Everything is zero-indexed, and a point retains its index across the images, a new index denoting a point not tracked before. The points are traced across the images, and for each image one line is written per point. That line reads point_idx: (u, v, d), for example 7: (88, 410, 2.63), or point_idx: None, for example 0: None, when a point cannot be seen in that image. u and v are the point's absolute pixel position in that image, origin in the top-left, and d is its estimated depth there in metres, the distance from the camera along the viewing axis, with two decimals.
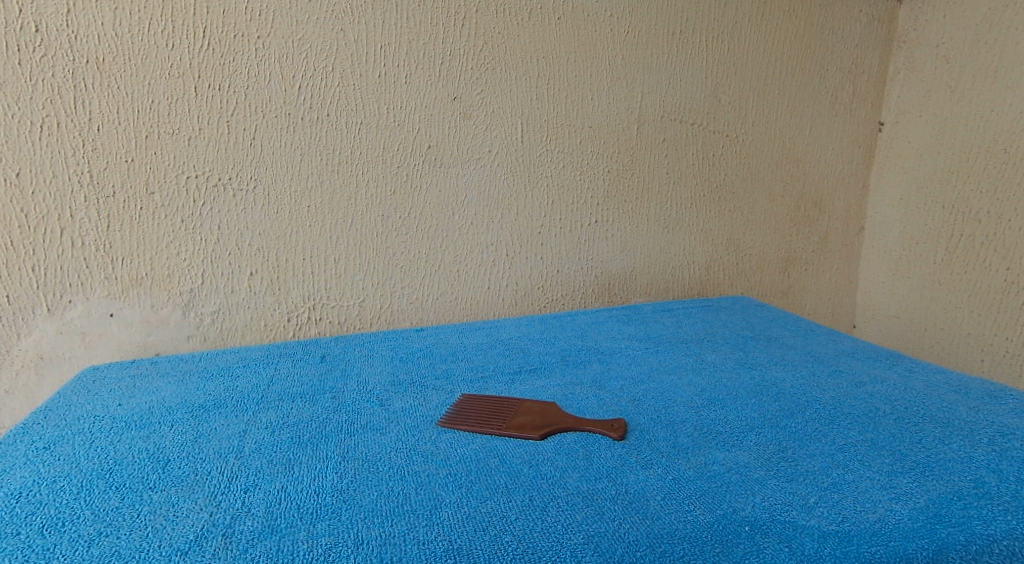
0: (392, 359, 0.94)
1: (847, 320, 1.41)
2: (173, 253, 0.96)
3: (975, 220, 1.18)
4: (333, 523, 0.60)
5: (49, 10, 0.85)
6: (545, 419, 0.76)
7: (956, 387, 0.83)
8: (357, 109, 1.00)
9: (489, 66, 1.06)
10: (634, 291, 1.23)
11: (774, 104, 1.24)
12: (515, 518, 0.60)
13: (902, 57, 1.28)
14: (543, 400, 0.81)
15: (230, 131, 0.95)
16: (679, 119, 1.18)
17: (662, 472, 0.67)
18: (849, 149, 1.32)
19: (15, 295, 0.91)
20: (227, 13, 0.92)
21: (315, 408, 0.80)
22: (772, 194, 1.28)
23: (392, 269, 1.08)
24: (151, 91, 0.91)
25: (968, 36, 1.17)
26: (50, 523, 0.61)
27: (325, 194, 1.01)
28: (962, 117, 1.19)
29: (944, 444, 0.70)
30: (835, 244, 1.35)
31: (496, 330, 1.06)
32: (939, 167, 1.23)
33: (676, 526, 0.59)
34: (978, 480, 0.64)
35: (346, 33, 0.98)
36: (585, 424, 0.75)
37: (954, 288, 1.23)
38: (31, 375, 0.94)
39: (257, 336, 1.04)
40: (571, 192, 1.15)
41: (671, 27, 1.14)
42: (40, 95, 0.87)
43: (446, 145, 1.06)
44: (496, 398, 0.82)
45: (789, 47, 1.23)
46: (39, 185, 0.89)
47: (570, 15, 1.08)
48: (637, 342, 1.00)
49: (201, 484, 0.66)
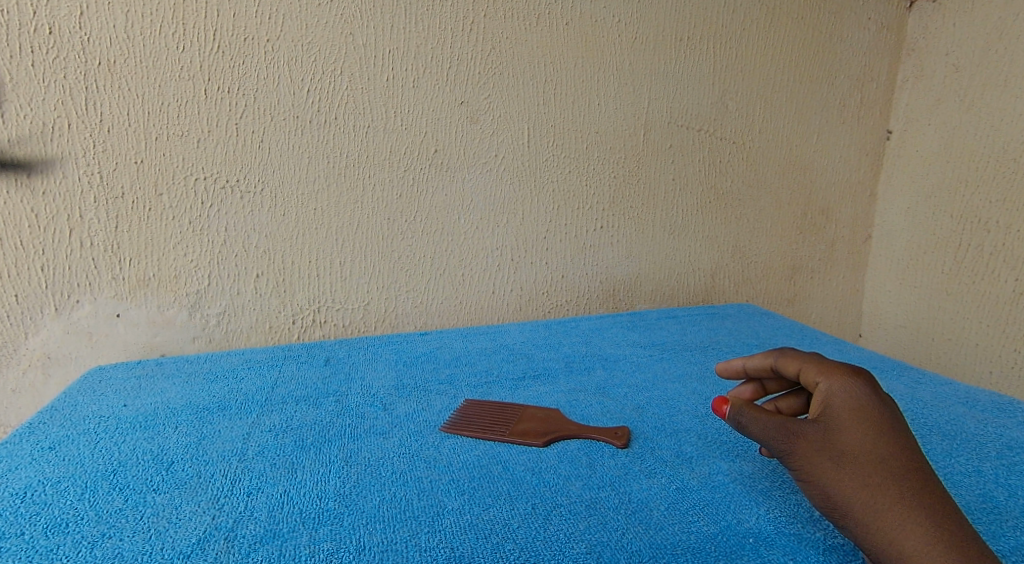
0: (396, 363, 0.95)
1: (853, 329, 1.40)
2: (180, 255, 0.97)
3: (984, 229, 1.17)
4: (335, 529, 0.60)
5: (62, 12, 0.86)
6: (547, 426, 0.76)
7: (964, 400, 0.83)
8: (365, 112, 1.01)
9: (497, 71, 1.06)
10: (638, 297, 1.23)
11: (781, 111, 1.24)
12: (517, 526, 0.60)
13: (911, 65, 1.28)
14: (546, 407, 0.81)
15: (238, 134, 0.96)
16: (685, 126, 1.18)
17: (666, 481, 0.66)
18: (857, 157, 1.31)
19: (23, 294, 0.91)
20: (237, 17, 0.93)
21: (318, 411, 0.80)
22: (778, 201, 1.28)
23: (397, 272, 1.08)
24: (161, 93, 0.92)
25: (978, 44, 1.16)
26: (53, 524, 0.61)
27: (331, 197, 1.02)
28: (971, 126, 1.18)
29: (951, 457, 0.70)
30: (842, 252, 1.35)
31: (501, 335, 1.06)
32: (948, 176, 1.22)
33: (679, 537, 0.59)
34: (986, 495, 0.63)
35: (354, 37, 0.98)
36: (587, 432, 0.75)
37: (962, 298, 1.22)
38: (38, 374, 0.94)
39: (262, 338, 1.04)
40: (576, 198, 1.15)
41: (679, 33, 1.14)
42: (51, 96, 0.87)
43: (452, 150, 1.06)
44: (499, 404, 0.82)
45: (797, 54, 1.23)
46: (49, 185, 0.89)
47: (578, 21, 1.08)
48: (641, 349, 1.00)
49: (204, 487, 0.66)
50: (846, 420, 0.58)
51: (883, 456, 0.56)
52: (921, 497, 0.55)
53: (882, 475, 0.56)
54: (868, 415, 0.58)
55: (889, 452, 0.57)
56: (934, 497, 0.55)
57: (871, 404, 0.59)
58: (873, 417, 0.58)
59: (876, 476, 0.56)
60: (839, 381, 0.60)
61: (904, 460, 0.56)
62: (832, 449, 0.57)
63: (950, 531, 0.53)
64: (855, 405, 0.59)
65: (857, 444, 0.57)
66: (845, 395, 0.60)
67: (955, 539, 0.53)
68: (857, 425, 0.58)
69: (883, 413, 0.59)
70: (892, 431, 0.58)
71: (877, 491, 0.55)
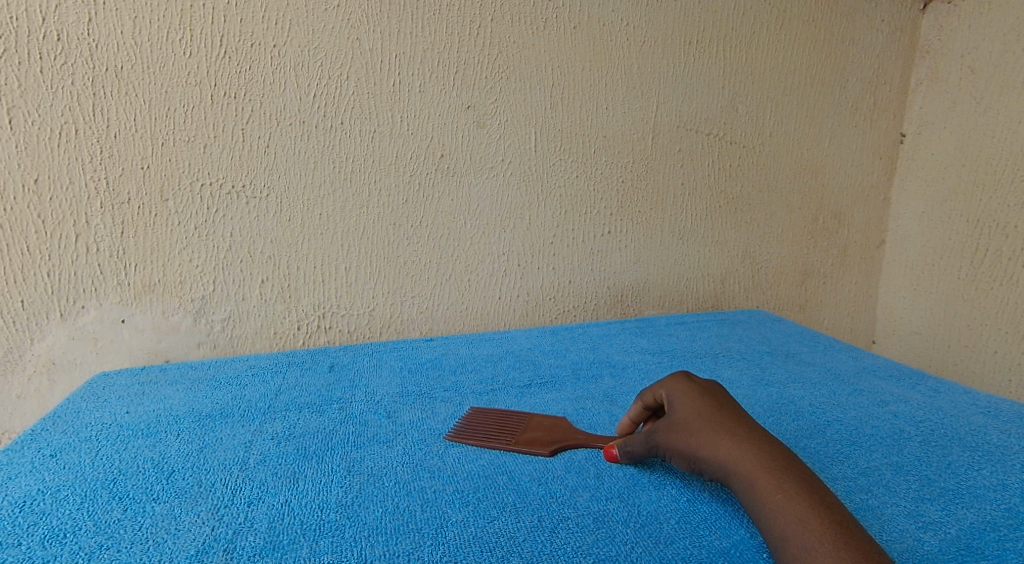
0: (401, 370, 0.93)
1: (867, 336, 1.38)
2: (185, 260, 0.96)
3: (1002, 234, 1.15)
4: (336, 540, 0.59)
5: (70, 18, 0.86)
6: (553, 436, 0.75)
7: (984, 410, 0.80)
8: (370, 117, 1.00)
9: (504, 75, 1.05)
10: (647, 302, 1.21)
11: (792, 115, 1.22)
12: (523, 539, 0.58)
13: (926, 68, 1.25)
14: (554, 416, 0.79)
15: (244, 139, 0.95)
16: (694, 130, 1.17)
17: (676, 493, 0.65)
18: (869, 160, 1.29)
19: (29, 300, 0.91)
20: (244, 22, 0.92)
21: (321, 419, 0.79)
22: (789, 205, 1.26)
23: (403, 278, 1.06)
24: (167, 99, 0.91)
25: (994, 46, 1.14)
26: (51, 534, 0.60)
27: (337, 202, 1.01)
28: (987, 129, 1.16)
29: (973, 470, 0.67)
30: (855, 258, 1.33)
31: (507, 342, 1.04)
32: (963, 180, 1.20)
33: (690, 551, 0.57)
34: (1011, 510, 0.61)
35: (360, 42, 0.97)
36: (594, 441, 0.73)
37: (979, 304, 1.19)
38: (43, 380, 0.93)
39: (267, 344, 1.03)
40: (584, 203, 1.13)
41: (688, 37, 1.13)
42: (58, 102, 0.87)
43: (458, 154, 1.05)
44: (506, 411, 0.80)
45: (808, 58, 1.21)
46: (56, 191, 0.89)
47: (585, 25, 1.07)
48: (650, 356, 0.98)
49: (204, 496, 0.65)
50: (677, 400, 0.68)
51: (706, 410, 0.65)
52: (737, 429, 0.62)
53: (704, 421, 0.64)
54: (696, 392, 0.68)
55: (711, 407, 0.65)
56: (748, 429, 0.63)
57: (694, 385, 0.69)
58: (697, 391, 0.68)
59: (701, 424, 0.64)
60: (676, 380, 0.70)
61: (729, 413, 0.64)
62: (668, 419, 0.66)
63: (758, 448, 0.60)
64: (685, 389, 0.69)
65: (686, 409, 0.66)
66: (678, 387, 0.69)
67: (763, 452, 0.60)
68: (687, 399, 0.67)
69: (710, 390, 0.68)
70: (715, 397, 0.67)
71: (700, 432, 0.63)
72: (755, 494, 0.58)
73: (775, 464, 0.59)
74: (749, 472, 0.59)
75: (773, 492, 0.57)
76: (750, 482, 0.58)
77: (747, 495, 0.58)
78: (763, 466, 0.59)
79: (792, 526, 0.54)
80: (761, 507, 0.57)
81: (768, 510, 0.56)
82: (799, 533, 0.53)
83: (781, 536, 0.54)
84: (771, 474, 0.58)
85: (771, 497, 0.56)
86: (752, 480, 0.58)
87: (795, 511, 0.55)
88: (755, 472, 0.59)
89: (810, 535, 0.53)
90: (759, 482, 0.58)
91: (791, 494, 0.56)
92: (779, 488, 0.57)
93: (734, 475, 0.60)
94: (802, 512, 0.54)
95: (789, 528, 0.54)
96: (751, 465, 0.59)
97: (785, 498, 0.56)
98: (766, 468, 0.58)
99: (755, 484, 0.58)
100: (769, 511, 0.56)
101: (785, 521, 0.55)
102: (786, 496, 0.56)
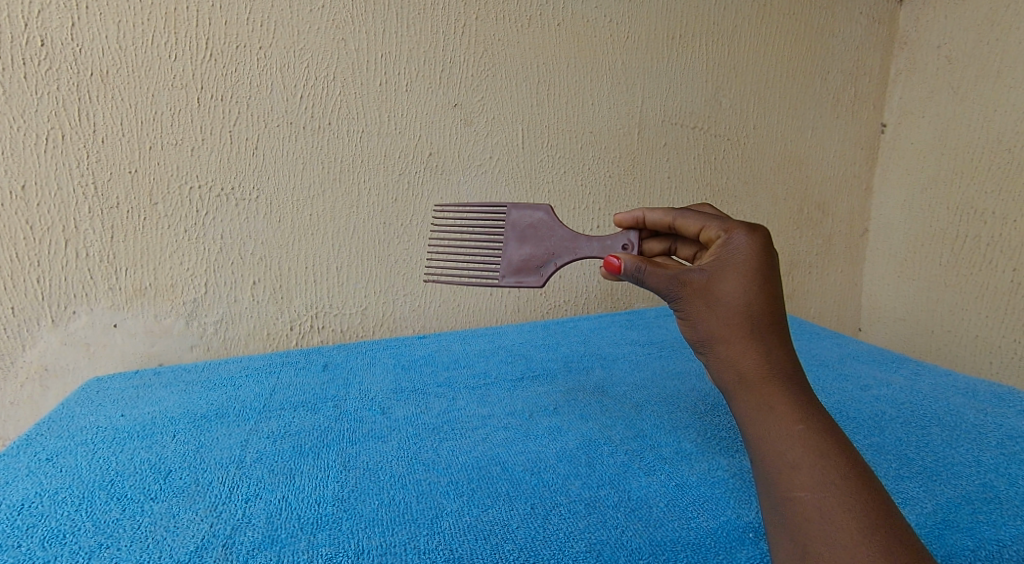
0: (395, 367, 0.94)
1: (852, 324, 1.40)
2: (176, 263, 0.97)
3: (981, 220, 1.17)
4: (334, 533, 0.60)
5: (54, 24, 0.86)
6: (547, 253, 0.74)
7: (963, 390, 0.82)
8: (358, 117, 1.01)
9: (490, 73, 1.06)
10: (637, 296, 1.24)
11: (775, 108, 1.24)
12: (516, 526, 0.60)
13: (904, 58, 1.28)
14: (538, 209, 0.75)
15: (232, 142, 0.96)
16: (679, 124, 1.18)
17: (666, 478, 0.66)
18: (852, 151, 1.31)
19: (20, 307, 0.91)
20: (228, 25, 0.92)
21: (317, 417, 0.80)
22: (774, 197, 1.28)
23: (394, 276, 1.08)
24: (154, 102, 0.92)
25: (970, 35, 1.16)
26: (51, 535, 0.61)
27: (327, 203, 1.02)
28: (965, 116, 1.18)
29: (951, 447, 0.69)
30: (839, 247, 1.35)
31: (499, 337, 1.06)
32: (943, 169, 1.22)
33: (679, 533, 0.59)
34: (987, 485, 0.63)
35: (346, 42, 0.98)
36: (582, 253, 0.72)
37: (960, 289, 1.21)
38: (36, 386, 0.94)
39: (261, 345, 1.04)
40: (572, 199, 1.15)
41: (671, 31, 1.14)
42: (44, 108, 0.87)
43: (447, 152, 1.06)
44: (490, 215, 0.78)
45: (789, 51, 1.23)
46: (44, 198, 0.89)
47: (569, 22, 1.08)
48: (640, 347, 1.00)
49: (201, 494, 0.66)
50: (730, 271, 0.62)
51: (752, 303, 0.62)
52: (772, 341, 0.61)
53: (741, 315, 0.62)
54: (752, 269, 0.62)
55: (758, 301, 0.62)
56: (779, 342, 0.61)
57: (757, 258, 0.62)
58: (755, 269, 0.62)
59: (736, 319, 0.62)
60: (738, 240, 0.63)
61: (770, 315, 0.62)
62: (708, 286, 0.63)
63: (785, 370, 0.60)
64: (744, 259, 0.63)
65: (733, 290, 0.62)
66: (738, 251, 0.63)
67: (785, 375, 0.60)
68: (739, 275, 0.62)
69: (769, 271, 0.63)
70: (769, 284, 0.62)
71: (732, 328, 0.62)
72: (770, 415, 0.59)
73: (798, 396, 0.59)
74: (767, 390, 0.60)
75: (794, 421, 0.58)
76: (764, 400, 0.59)
77: (760, 413, 0.59)
78: (786, 393, 0.59)
79: (812, 459, 0.56)
80: (778, 431, 0.58)
81: (785, 434, 0.57)
82: (816, 466, 0.55)
83: (794, 465, 0.56)
84: (792, 403, 0.59)
85: (791, 425, 0.58)
86: (769, 401, 0.59)
87: (815, 444, 0.56)
88: (775, 393, 0.59)
89: (830, 473, 0.55)
90: (778, 405, 0.59)
91: (811, 429, 0.57)
92: (801, 419, 0.58)
93: (747, 388, 0.61)
94: (824, 448, 0.56)
95: (806, 459, 0.56)
96: (771, 385, 0.60)
97: (806, 431, 0.57)
98: (785, 395, 0.59)
99: (772, 407, 0.59)
100: (789, 437, 0.57)
101: (805, 452, 0.56)
102: (807, 429, 0.57)
